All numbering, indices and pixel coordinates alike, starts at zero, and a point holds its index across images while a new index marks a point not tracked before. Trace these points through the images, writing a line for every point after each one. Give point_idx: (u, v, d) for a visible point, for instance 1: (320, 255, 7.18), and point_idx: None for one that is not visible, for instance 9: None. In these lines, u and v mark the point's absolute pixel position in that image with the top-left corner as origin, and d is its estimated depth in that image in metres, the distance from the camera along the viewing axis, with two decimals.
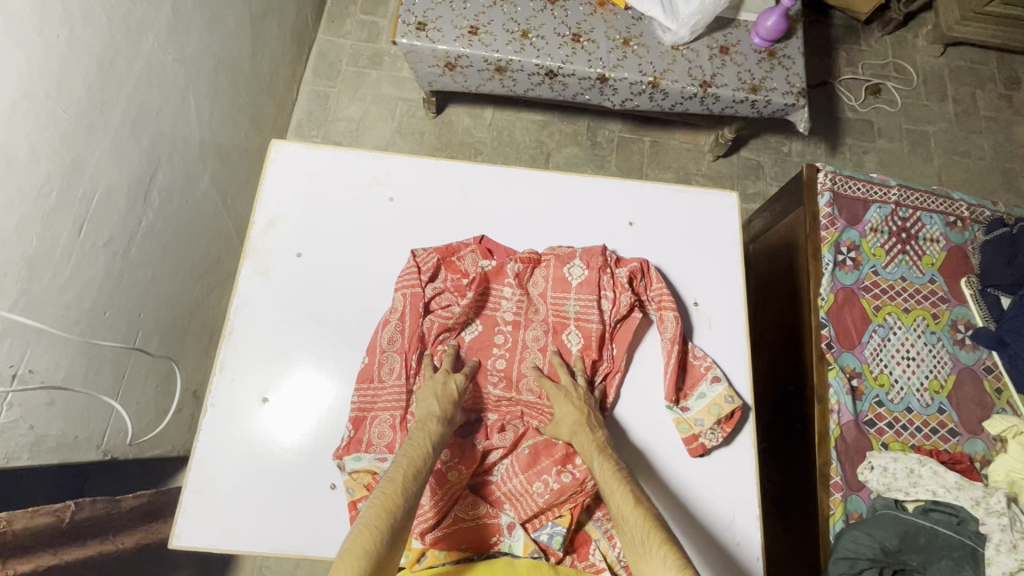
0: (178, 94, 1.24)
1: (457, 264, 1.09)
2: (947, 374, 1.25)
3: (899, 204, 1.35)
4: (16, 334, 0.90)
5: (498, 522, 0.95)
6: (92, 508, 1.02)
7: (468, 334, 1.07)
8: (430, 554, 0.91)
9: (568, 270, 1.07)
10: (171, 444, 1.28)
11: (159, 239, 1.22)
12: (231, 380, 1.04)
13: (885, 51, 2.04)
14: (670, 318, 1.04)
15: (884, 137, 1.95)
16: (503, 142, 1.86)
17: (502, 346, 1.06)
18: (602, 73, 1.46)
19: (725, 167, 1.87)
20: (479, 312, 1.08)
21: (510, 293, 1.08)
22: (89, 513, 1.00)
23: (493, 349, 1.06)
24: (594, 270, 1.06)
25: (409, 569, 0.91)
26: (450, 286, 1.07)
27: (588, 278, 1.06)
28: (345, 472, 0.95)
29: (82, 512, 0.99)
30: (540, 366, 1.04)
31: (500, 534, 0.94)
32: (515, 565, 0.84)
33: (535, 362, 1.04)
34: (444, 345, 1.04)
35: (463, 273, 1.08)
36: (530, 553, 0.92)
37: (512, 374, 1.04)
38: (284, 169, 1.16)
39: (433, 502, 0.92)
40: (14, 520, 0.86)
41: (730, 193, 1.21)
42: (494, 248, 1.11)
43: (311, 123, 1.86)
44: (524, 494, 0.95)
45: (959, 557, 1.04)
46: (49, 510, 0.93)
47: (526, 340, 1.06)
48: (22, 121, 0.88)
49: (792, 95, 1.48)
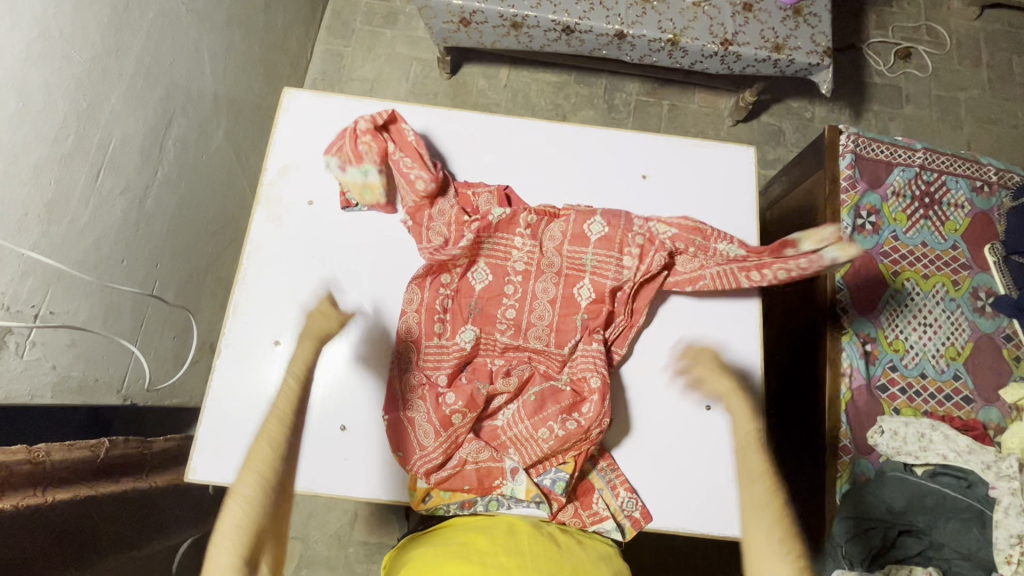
0: (191, 46, 1.24)
1: (470, 199, 1.08)
2: (965, 342, 1.23)
3: (924, 167, 1.31)
4: (38, 274, 0.93)
5: (501, 466, 0.97)
6: (124, 447, 1.11)
7: (479, 283, 1.05)
8: (435, 494, 0.97)
9: (589, 226, 1.05)
10: (188, 393, 1.32)
11: (176, 190, 1.23)
12: (245, 324, 1.06)
13: (917, 13, 1.95)
14: (770, 269, 1.02)
15: (912, 104, 1.89)
16: (518, 104, 1.83)
17: (513, 296, 1.04)
18: (620, 30, 1.43)
19: (745, 131, 1.83)
20: (489, 259, 1.06)
21: (520, 243, 1.06)
22: (122, 451, 1.10)
23: (503, 298, 1.04)
24: (615, 229, 1.05)
25: (415, 507, 0.97)
26: (454, 205, 1.06)
27: (608, 235, 1.04)
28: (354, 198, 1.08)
29: (116, 449, 1.08)
30: (551, 316, 1.03)
31: (504, 477, 0.97)
32: (520, 535, 0.87)
33: (546, 311, 1.04)
34: (444, 287, 1.04)
35: (472, 208, 1.08)
36: (531, 497, 0.95)
37: (521, 322, 1.03)
38: (294, 117, 1.16)
39: (439, 442, 0.95)
40: (53, 451, 0.95)
41: (747, 147, 1.18)
42: (513, 198, 1.10)
43: (326, 83, 1.85)
44: (531, 439, 0.96)
45: (967, 519, 1.07)
46: (84, 446, 1.02)
47: (536, 291, 1.04)
48: (39, 64, 0.89)
49: (816, 55, 1.43)
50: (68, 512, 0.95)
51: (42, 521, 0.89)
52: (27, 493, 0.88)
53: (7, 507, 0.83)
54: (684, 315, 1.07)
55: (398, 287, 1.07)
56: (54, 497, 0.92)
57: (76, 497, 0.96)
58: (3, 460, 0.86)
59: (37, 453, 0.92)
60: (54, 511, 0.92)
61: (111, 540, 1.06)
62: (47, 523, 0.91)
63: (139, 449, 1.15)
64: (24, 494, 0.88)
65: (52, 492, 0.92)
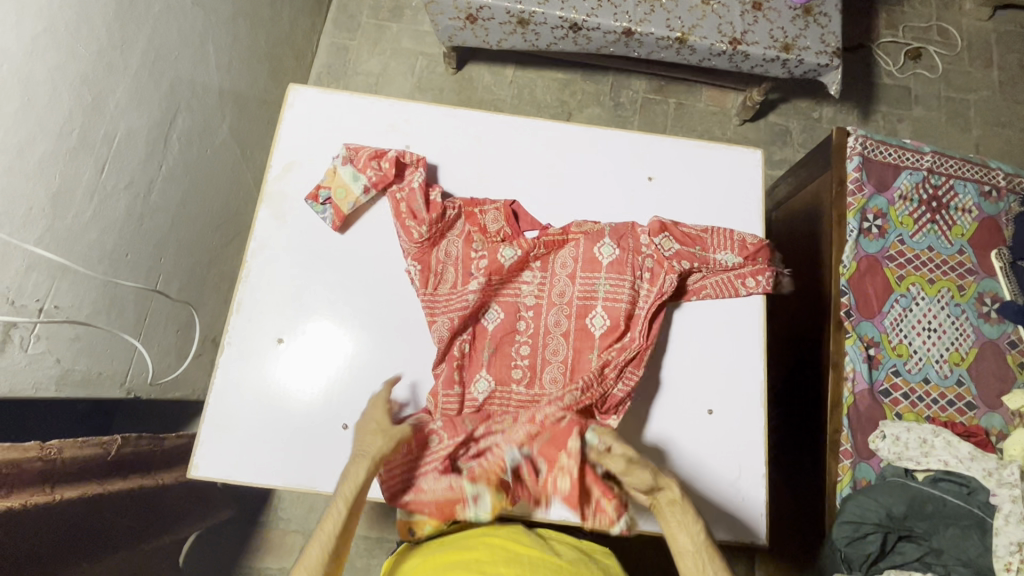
0: (197, 40, 1.23)
1: (477, 217, 1.08)
2: (969, 347, 1.22)
3: (932, 170, 1.30)
4: (42, 269, 0.93)
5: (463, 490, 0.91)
6: (137, 444, 1.14)
7: (490, 320, 1.05)
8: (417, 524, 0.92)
9: (599, 249, 1.06)
10: (191, 386, 1.33)
11: (180, 185, 1.22)
12: (248, 321, 1.06)
13: (928, 13, 1.93)
14: (764, 275, 1.06)
15: (921, 105, 1.87)
16: (524, 100, 1.82)
17: (525, 332, 1.05)
18: (628, 27, 1.41)
19: (752, 131, 1.82)
20: (499, 298, 1.06)
21: (530, 278, 1.08)
22: (134, 448, 1.12)
23: (516, 336, 1.05)
24: (625, 251, 1.05)
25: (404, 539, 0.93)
26: (461, 237, 1.08)
27: (619, 258, 1.05)
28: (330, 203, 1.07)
29: (128, 446, 1.11)
30: (563, 351, 1.03)
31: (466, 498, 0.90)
32: (516, 547, 0.85)
33: (560, 346, 1.03)
34: (461, 344, 1.02)
35: (481, 228, 1.07)
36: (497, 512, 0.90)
37: (537, 361, 1.03)
38: (300, 114, 1.15)
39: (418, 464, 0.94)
40: (64, 449, 0.96)
41: (755, 150, 1.18)
42: (521, 214, 1.10)
43: (331, 77, 1.84)
44: (538, 479, 0.95)
45: (967, 526, 1.06)
46: (97, 443, 1.04)
47: (549, 324, 1.04)
48: (43, 58, 0.89)
49: (826, 55, 1.42)
50: (78, 509, 0.96)
51: (51, 518, 0.91)
52: (35, 490, 0.90)
53: (16, 505, 0.85)
54: (690, 327, 1.07)
55: (403, 288, 1.07)
56: (63, 495, 0.94)
57: (85, 496, 0.97)
58: (14, 458, 0.88)
59: (48, 451, 0.93)
60: (63, 509, 0.93)
61: (122, 532, 1.07)
62: (57, 520, 0.92)
63: (151, 445, 1.17)
64: (32, 491, 0.89)
65: (61, 489, 0.94)
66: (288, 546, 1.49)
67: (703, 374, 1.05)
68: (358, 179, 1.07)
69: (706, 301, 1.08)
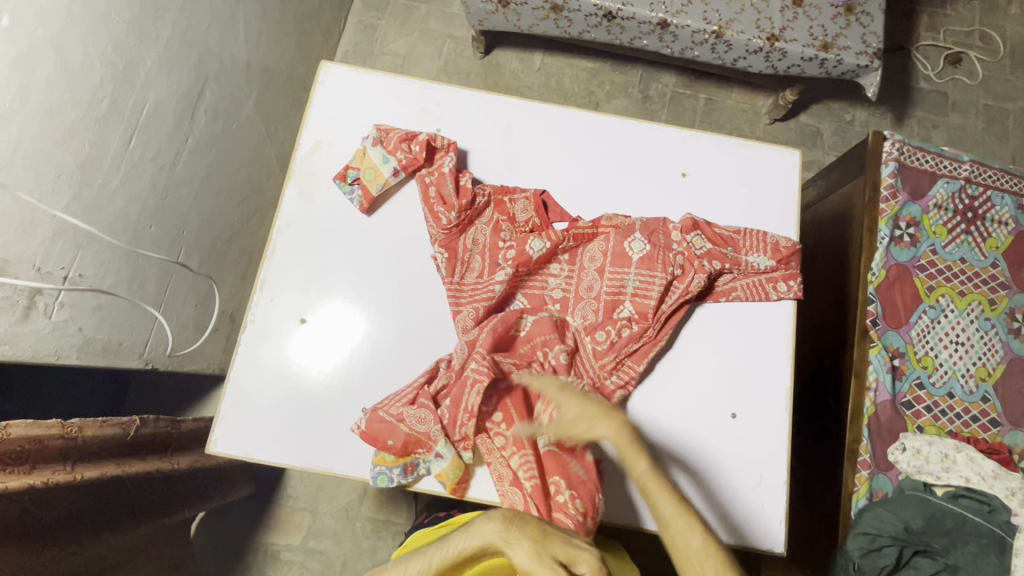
0: (226, 12, 1.22)
1: (507, 206, 1.07)
2: (997, 363, 1.20)
3: (969, 180, 1.26)
4: (68, 236, 0.93)
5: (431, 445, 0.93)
6: (154, 425, 1.10)
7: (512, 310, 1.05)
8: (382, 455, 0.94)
9: (630, 244, 1.03)
10: (207, 362, 1.32)
11: (204, 158, 1.21)
12: (271, 300, 1.05)
13: (971, 17, 1.87)
14: (796, 280, 1.04)
15: (957, 112, 1.82)
16: (551, 89, 1.79)
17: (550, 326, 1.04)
18: (664, 19, 1.38)
19: (782, 132, 1.78)
20: (524, 289, 1.06)
21: (557, 270, 1.06)
22: (152, 430, 1.09)
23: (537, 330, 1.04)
24: (655, 247, 1.03)
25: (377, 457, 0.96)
26: (489, 225, 1.06)
27: (650, 253, 1.02)
28: (355, 182, 1.07)
29: (145, 428, 1.07)
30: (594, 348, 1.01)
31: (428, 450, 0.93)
32: None
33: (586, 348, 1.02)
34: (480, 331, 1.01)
35: (510, 217, 1.07)
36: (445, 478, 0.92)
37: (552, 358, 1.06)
38: (331, 91, 1.14)
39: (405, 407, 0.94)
40: (86, 427, 0.94)
41: (792, 150, 1.15)
42: (551, 206, 1.08)
43: (357, 56, 1.82)
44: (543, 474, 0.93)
45: (986, 544, 1.05)
46: (117, 423, 1.01)
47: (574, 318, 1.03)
48: (77, 23, 0.89)
49: (865, 56, 1.38)
50: (100, 482, 0.96)
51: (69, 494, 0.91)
52: (56, 468, 0.89)
53: (37, 484, 0.84)
54: (715, 328, 1.05)
55: (425, 274, 1.06)
56: (84, 474, 0.93)
57: (102, 477, 0.96)
58: (37, 434, 0.86)
59: (70, 429, 0.92)
60: (80, 486, 0.92)
61: (142, 504, 1.08)
62: (76, 495, 0.92)
63: (168, 428, 1.14)
64: (52, 469, 0.88)
65: (82, 468, 0.93)
66: (296, 522, 1.50)
67: (727, 376, 1.03)
68: (386, 162, 1.05)
69: (734, 304, 1.06)
